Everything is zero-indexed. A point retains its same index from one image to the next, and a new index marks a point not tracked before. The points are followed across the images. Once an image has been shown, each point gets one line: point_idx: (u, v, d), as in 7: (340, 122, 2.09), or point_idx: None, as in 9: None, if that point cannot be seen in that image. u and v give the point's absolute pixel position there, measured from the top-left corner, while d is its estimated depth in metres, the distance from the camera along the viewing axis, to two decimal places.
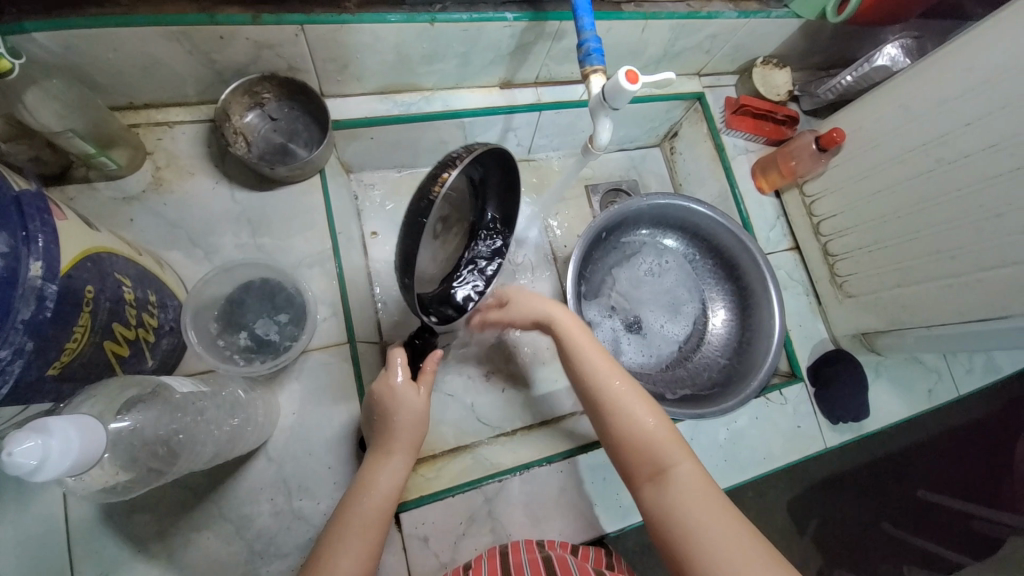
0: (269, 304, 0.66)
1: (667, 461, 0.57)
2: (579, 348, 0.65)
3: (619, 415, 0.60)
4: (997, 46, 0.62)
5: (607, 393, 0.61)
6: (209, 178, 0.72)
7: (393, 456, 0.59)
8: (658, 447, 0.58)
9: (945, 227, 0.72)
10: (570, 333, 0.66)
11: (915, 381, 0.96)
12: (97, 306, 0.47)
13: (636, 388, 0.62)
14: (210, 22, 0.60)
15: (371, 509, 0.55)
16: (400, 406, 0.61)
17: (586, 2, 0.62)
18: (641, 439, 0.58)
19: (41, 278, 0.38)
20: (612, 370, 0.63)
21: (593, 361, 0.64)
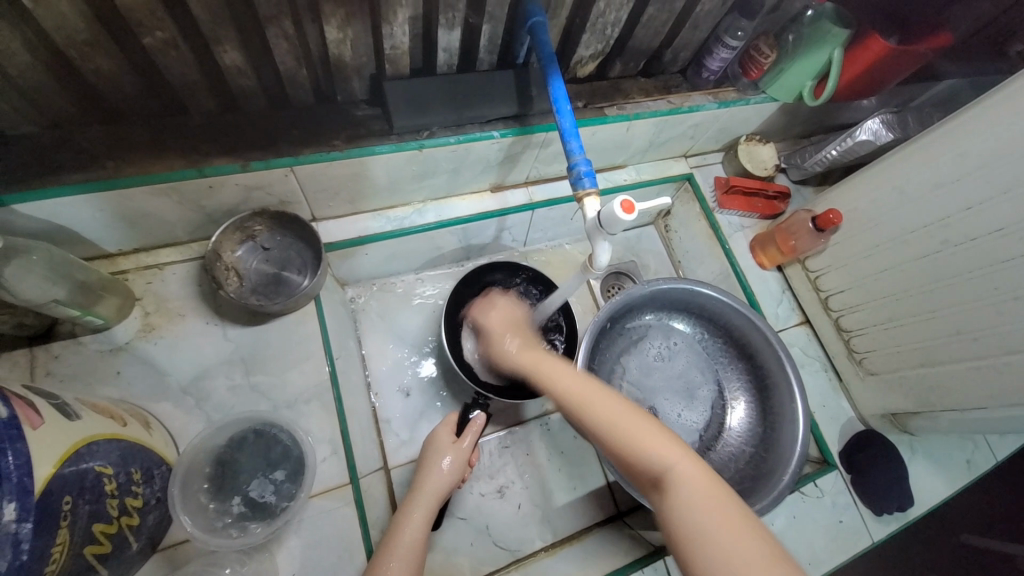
0: (264, 461, 0.63)
1: (661, 466, 0.53)
2: (547, 373, 0.64)
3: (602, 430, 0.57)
4: (985, 135, 0.62)
5: (585, 409, 0.59)
6: (200, 318, 0.70)
7: (420, 503, 0.65)
8: (651, 454, 0.54)
9: (962, 307, 0.70)
10: (532, 360, 0.67)
11: (952, 454, 0.90)
12: (75, 512, 0.43)
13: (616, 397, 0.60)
14: (200, 175, 0.60)
15: (398, 556, 0.58)
16: (435, 457, 0.69)
17: (571, 125, 0.62)
18: (631, 449, 0.55)
19: (13, 522, 0.36)
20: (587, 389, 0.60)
21: (563, 378, 0.63)
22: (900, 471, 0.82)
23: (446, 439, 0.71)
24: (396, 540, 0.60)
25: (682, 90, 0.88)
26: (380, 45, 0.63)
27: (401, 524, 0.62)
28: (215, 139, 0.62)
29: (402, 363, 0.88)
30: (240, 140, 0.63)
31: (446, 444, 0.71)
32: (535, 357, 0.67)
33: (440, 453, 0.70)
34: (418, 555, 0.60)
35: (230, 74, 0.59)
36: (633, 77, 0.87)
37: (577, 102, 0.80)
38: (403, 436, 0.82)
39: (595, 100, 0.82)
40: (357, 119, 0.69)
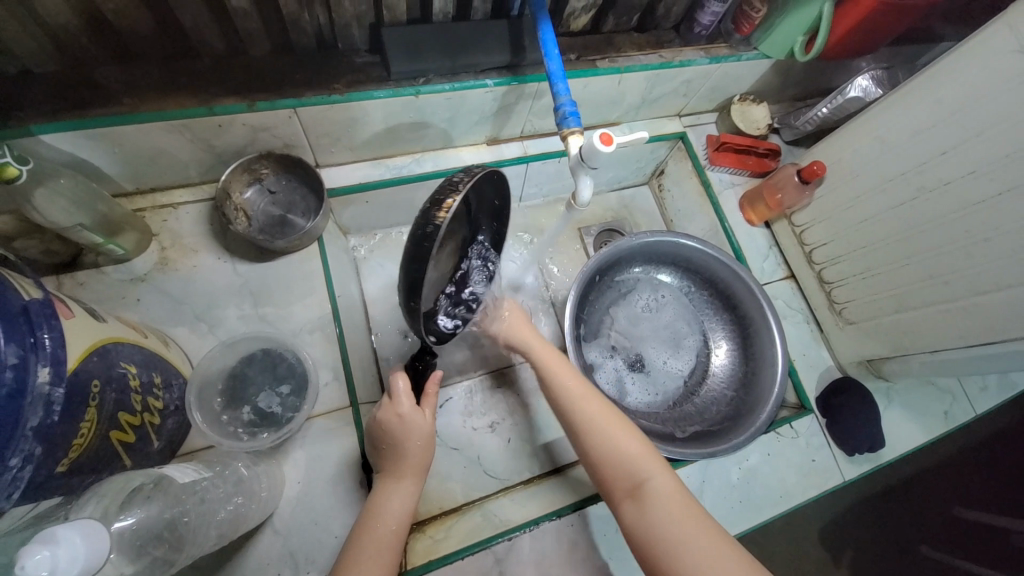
0: (272, 376, 0.69)
1: (643, 473, 0.61)
2: (550, 375, 0.71)
3: (593, 438, 0.64)
4: (964, 78, 0.64)
5: (582, 413, 0.66)
6: (211, 254, 0.75)
7: (396, 491, 0.60)
8: (634, 463, 0.62)
9: (935, 252, 0.73)
10: (533, 345, 0.74)
11: (928, 404, 0.93)
12: (103, 396, 0.48)
13: (604, 406, 0.67)
14: (210, 114, 0.64)
15: (376, 544, 0.56)
16: (408, 434, 0.63)
17: (559, 69, 0.65)
18: (616, 457, 0.63)
19: (48, 384, 0.40)
20: (586, 396, 0.68)
21: (564, 382, 0.69)
22: (873, 416, 0.86)
23: (412, 412, 0.64)
24: (375, 521, 0.58)
25: (674, 45, 0.90)
26: None
27: (374, 516, 0.58)
28: (224, 80, 0.66)
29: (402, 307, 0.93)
30: (247, 82, 0.67)
31: (409, 420, 0.63)
32: (546, 355, 0.72)
33: (410, 427, 0.63)
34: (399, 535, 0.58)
35: (238, 16, 0.63)
36: (626, 32, 0.89)
37: (569, 55, 0.83)
38: None
39: (587, 53, 0.84)
40: (357, 66, 0.72)
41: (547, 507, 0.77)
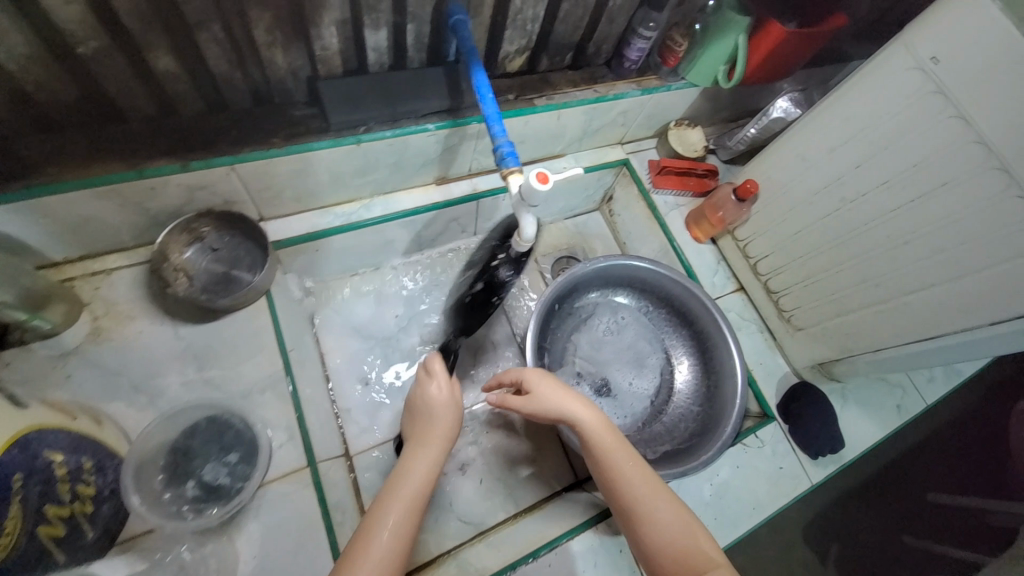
0: (217, 447, 0.68)
1: (707, 567, 0.57)
2: (603, 447, 0.67)
3: (650, 524, 0.61)
4: (866, 97, 0.70)
5: (637, 495, 0.63)
6: (150, 319, 0.71)
7: (417, 459, 0.63)
8: (696, 555, 0.58)
9: (863, 257, 0.77)
10: (581, 416, 0.69)
11: (881, 399, 0.97)
12: (24, 492, 0.49)
13: (664, 490, 0.63)
14: (140, 177, 0.63)
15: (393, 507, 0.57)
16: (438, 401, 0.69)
17: (494, 112, 0.67)
18: (679, 547, 0.59)
19: None
20: (640, 475, 0.64)
21: (616, 457, 0.66)
22: (831, 418, 0.89)
23: (442, 386, 0.70)
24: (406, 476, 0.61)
25: (607, 80, 0.94)
26: (310, 47, 0.66)
27: (394, 482, 0.60)
28: (154, 141, 0.65)
29: (361, 355, 0.91)
30: (178, 142, 0.66)
31: (440, 396, 0.69)
32: (595, 426, 0.68)
33: (436, 391, 0.70)
34: (419, 496, 0.60)
35: (165, 79, 0.62)
36: (560, 70, 0.93)
37: (507, 95, 0.86)
38: (364, 424, 0.85)
39: (525, 92, 0.87)
40: (295, 118, 0.72)
41: (524, 547, 0.75)
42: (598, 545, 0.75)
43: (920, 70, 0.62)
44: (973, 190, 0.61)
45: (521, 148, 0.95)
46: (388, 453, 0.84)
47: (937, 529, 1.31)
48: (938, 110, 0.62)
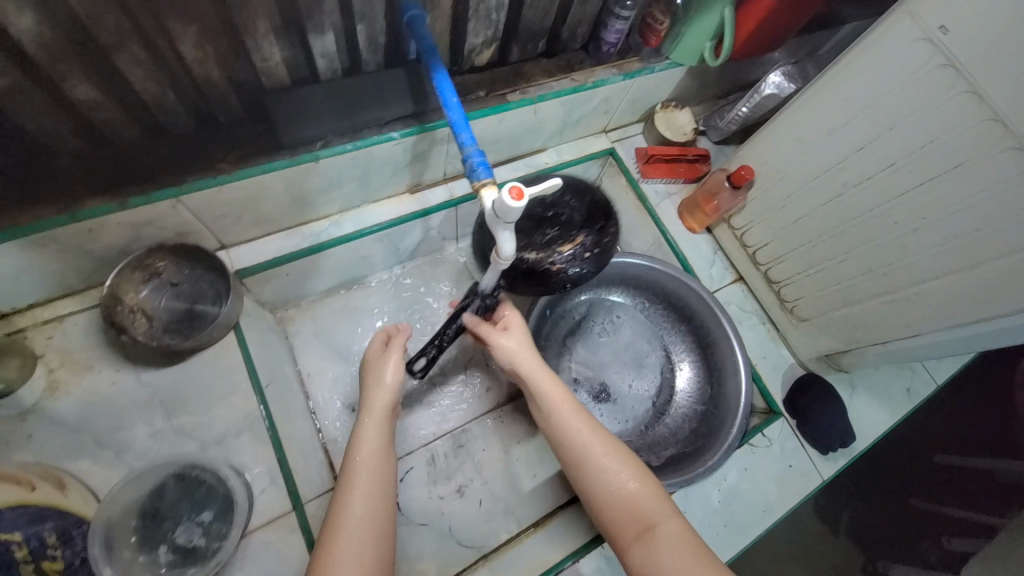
0: (189, 503, 0.64)
1: (653, 516, 0.57)
2: (550, 399, 0.65)
3: (599, 478, 0.60)
4: (869, 73, 0.63)
5: (580, 447, 0.61)
6: (111, 368, 0.67)
7: (379, 437, 0.60)
8: (641, 503, 0.58)
9: (868, 245, 0.72)
10: (531, 367, 0.66)
11: (891, 384, 0.93)
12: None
13: (614, 442, 0.63)
14: (75, 220, 0.57)
15: (367, 481, 0.55)
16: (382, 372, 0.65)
17: (461, 117, 0.61)
18: (625, 499, 0.58)
19: None
20: (586, 427, 0.63)
21: (561, 408, 0.64)
22: (840, 410, 0.85)
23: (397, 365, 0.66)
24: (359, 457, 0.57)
25: (585, 66, 0.87)
26: (250, 60, 0.60)
27: (362, 458, 0.58)
28: (89, 178, 0.59)
29: (344, 380, 0.87)
30: (115, 177, 0.60)
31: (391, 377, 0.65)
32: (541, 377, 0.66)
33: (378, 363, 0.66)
34: (388, 474, 0.57)
35: (90, 109, 0.55)
36: (533, 59, 0.86)
37: (478, 92, 0.79)
38: None
39: (496, 88, 0.81)
40: (244, 138, 0.66)
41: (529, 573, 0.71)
42: (605, 564, 0.72)
43: (928, 40, 0.56)
44: (989, 173, 0.56)
45: (497, 147, 0.89)
46: None
47: (945, 490, 1.28)
48: (950, 85, 0.56)
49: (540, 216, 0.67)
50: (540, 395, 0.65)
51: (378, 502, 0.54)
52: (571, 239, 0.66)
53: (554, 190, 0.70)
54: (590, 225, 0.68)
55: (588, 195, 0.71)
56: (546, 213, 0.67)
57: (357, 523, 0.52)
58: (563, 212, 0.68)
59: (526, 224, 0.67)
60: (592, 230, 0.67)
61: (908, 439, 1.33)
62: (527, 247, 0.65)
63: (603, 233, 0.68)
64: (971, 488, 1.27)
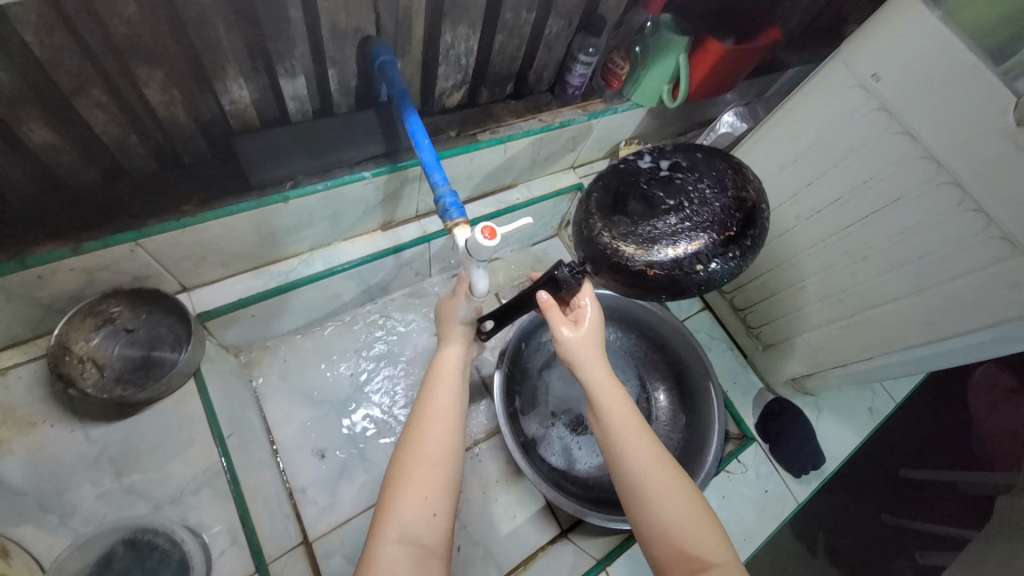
0: (141, 573, 0.58)
1: (712, 557, 0.50)
2: (608, 407, 0.58)
3: (657, 508, 0.53)
4: (812, 116, 0.69)
5: (636, 466, 0.55)
6: (56, 423, 0.62)
7: (445, 400, 0.58)
8: (699, 540, 0.51)
9: (824, 274, 0.76)
10: (593, 371, 0.59)
11: (854, 404, 0.97)
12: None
13: (677, 472, 0.56)
14: (23, 267, 0.54)
15: (434, 431, 0.55)
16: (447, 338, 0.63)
17: (433, 158, 0.62)
18: (682, 534, 0.52)
19: None
20: (647, 449, 0.56)
21: (622, 423, 0.57)
22: (809, 433, 0.87)
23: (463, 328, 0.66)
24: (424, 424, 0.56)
25: (552, 107, 0.91)
26: (218, 101, 0.59)
27: (428, 413, 0.57)
28: (40, 222, 0.56)
29: (314, 424, 0.83)
30: (70, 221, 0.57)
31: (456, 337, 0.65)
32: (603, 382, 0.58)
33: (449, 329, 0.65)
34: (452, 426, 0.56)
35: (44, 152, 0.53)
36: (502, 100, 0.89)
37: (449, 132, 0.81)
38: (323, 502, 0.77)
39: (466, 128, 0.83)
40: (211, 179, 0.65)
41: None
42: None
43: (862, 87, 0.62)
44: (926, 206, 0.61)
45: (469, 184, 0.91)
46: (353, 532, 0.76)
47: (910, 505, 1.32)
48: (885, 127, 0.61)
49: (654, 197, 0.47)
50: (602, 404, 0.58)
51: (438, 478, 0.53)
52: (683, 238, 0.45)
53: (685, 167, 0.49)
54: (721, 225, 0.45)
55: (731, 180, 0.48)
56: (659, 195, 0.47)
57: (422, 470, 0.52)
58: (684, 198, 0.47)
59: (629, 203, 0.48)
60: (721, 231, 0.45)
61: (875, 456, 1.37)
62: (622, 233, 0.46)
63: (735, 241, 0.46)
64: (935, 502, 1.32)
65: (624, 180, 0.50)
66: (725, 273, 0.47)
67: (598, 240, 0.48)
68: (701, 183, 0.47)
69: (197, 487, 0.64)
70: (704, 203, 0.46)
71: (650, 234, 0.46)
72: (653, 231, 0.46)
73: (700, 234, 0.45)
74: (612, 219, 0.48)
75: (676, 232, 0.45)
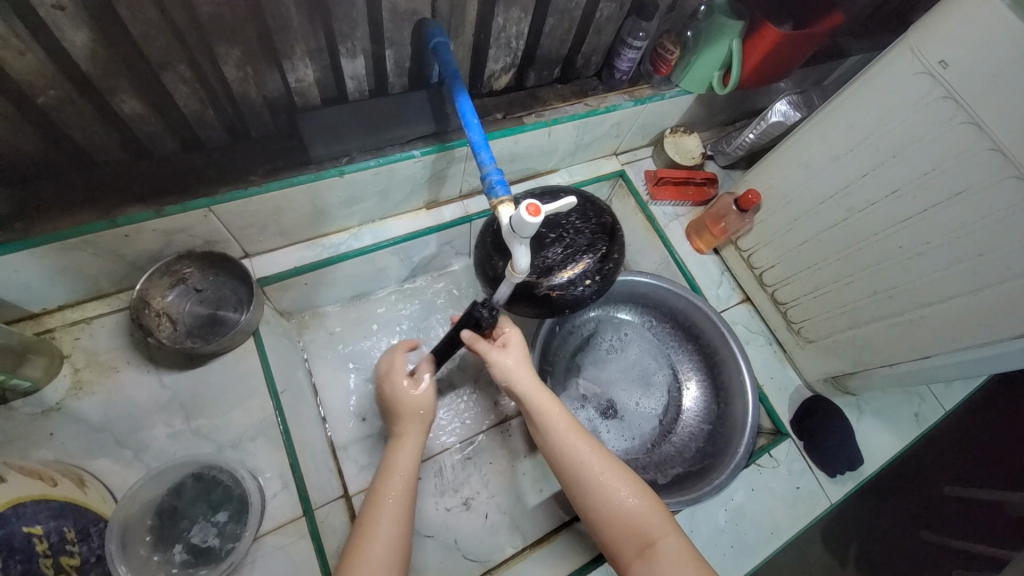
0: (205, 504, 0.64)
1: (653, 532, 0.58)
2: (547, 419, 0.65)
3: (601, 496, 0.61)
4: (872, 104, 0.66)
5: (579, 465, 0.62)
6: (134, 369, 0.69)
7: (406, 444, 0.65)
8: (643, 522, 0.59)
9: (875, 270, 0.73)
10: (530, 388, 0.67)
11: (899, 409, 0.93)
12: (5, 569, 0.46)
13: (613, 460, 0.64)
14: (113, 226, 0.60)
15: (395, 490, 0.60)
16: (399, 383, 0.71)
17: (480, 137, 0.64)
18: (625, 517, 0.59)
19: None
20: (584, 445, 0.64)
21: (563, 430, 0.65)
22: (849, 432, 0.85)
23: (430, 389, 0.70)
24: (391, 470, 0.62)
25: (598, 92, 0.91)
26: (285, 78, 0.63)
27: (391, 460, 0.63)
28: (127, 186, 0.62)
29: (355, 389, 0.88)
30: (152, 186, 0.63)
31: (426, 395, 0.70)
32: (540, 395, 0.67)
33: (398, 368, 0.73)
34: (410, 490, 0.61)
35: (133, 121, 0.59)
36: (549, 84, 0.90)
37: (496, 114, 0.83)
38: (362, 461, 0.82)
39: (513, 110, 0.84)
40: (275, 153, 0.70)
41: None
42: None
43: (928, 74, 0.59)
44: (989, 201, 0.58)
45: (512, 167, 0.93)
46: None
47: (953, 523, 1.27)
48: (950, 117, 0.59)
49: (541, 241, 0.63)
50: (540, 417, 0.66)
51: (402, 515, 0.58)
52: (570, 262, 0.62)
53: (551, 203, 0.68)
54: (592, 246, 0.63)
55: (592, 211, 0.67)
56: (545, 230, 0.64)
57: (383, 521, 0.56)
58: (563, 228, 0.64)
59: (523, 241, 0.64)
60: (595, 252, 0.63)
61: (920, 469, 1.31)
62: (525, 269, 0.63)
63: (606, 256, 0.64)
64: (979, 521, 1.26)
65: None
66: (608, 282, 0.66)
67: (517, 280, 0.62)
68: (570, 224, 0.64)
69: (249, 438, 0.69)
70: (576, 231, 0.64)
71: (546, 266, 0.62)
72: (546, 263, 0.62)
73: (580, 257, 0.62)
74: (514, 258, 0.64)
75: (565, 258, 0.62)
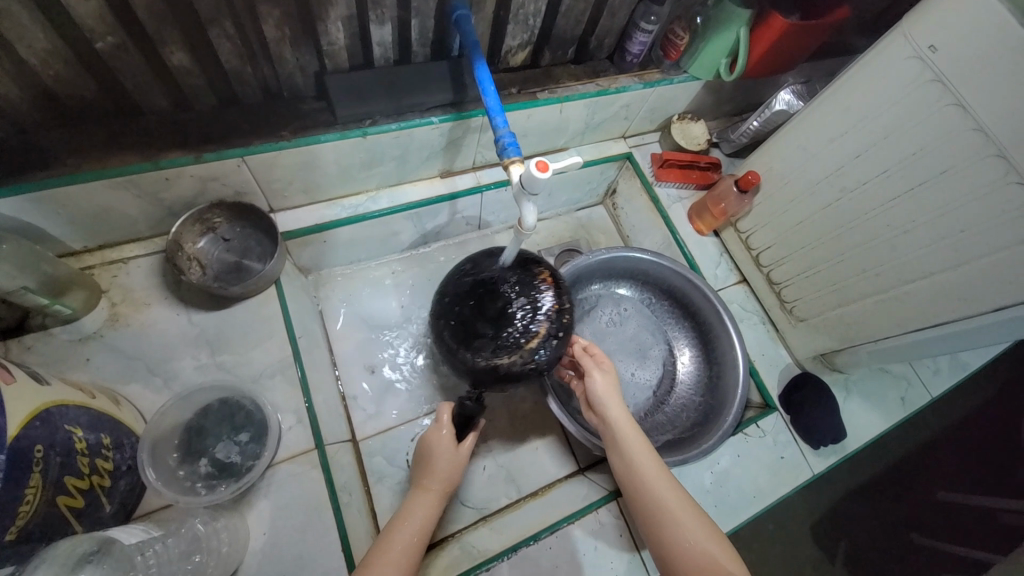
0: (228, 426, 0.70)
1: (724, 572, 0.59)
2: (629, 444, 0.69)
3: (675, 526, 0.63)
4: (866, 88, 0.70)
5: (653, 493, 0.66)
6: (165, 306, 0.75)
7: (421, 503, 0.65)
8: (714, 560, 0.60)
9: (863, 248, 0.77)
10: (614, 411, 0.72)
11: (885, 391, 0.97)
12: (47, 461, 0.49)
13: (688, 497, 0.66)
14: (156, 168, 0.65)
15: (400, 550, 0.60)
16: (436, 437, 0.70)
17: (496, 104, 0.69)
18: (695, 552, 0.61)
19: (27, 439, 0.47)
20: (662, 477, 0.67)
21: (642, 458, 0.68)
22: (834, 408, 0.88)
23: (450, 438, 0.70)
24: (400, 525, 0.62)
25: (609, 74, 0.95)
26: (318, 42, 0.68)
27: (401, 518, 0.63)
28: (169, 134, 0.68)
29: (366, 344, 0.93)
30: (192, 135, 0.69)
31: (447, 443, 0.69)
32: (622, 421, 0.71)
33: (438, 429, 0.71)
34: (416, 555, 0.61)
35: (179, 73, 0.64)
36: (563, 64, 0.94)
37: (510, 89, 0.87)
38: (370, 410, 0.88)
39: (527, 86, 0.89)
40: (302, 113, 0.75)
41: (525, 532, 0.75)
42: (599, 529, 0.74)
43: (919, 58, 0.63)
44: (971, 179, 0.62)
45: (524, 142, 0.97)
46: (393, 440, 0.86)
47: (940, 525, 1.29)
48: (937, 99, 0.62)
49: (497, 328, 0.64)
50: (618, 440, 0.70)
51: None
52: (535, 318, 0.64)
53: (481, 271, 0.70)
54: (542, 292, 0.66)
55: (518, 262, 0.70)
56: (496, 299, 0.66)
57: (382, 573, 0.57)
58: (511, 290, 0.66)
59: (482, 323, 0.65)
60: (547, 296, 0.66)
61: (908, 467, 1.34)
62: (500, 350, 0.64)
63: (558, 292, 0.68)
64: (965, 524, 1.28)
65: (467, 306, 0.67)
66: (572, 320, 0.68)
67: (487, 365, 0.64)
68: (512, 297, 0.65)
69: (267, 375, 0.74)
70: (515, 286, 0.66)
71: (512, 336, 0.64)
72: (512, 331, 0.64)
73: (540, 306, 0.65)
74: (484, 343, 0.64)
75: (525, 315, 0.64)
